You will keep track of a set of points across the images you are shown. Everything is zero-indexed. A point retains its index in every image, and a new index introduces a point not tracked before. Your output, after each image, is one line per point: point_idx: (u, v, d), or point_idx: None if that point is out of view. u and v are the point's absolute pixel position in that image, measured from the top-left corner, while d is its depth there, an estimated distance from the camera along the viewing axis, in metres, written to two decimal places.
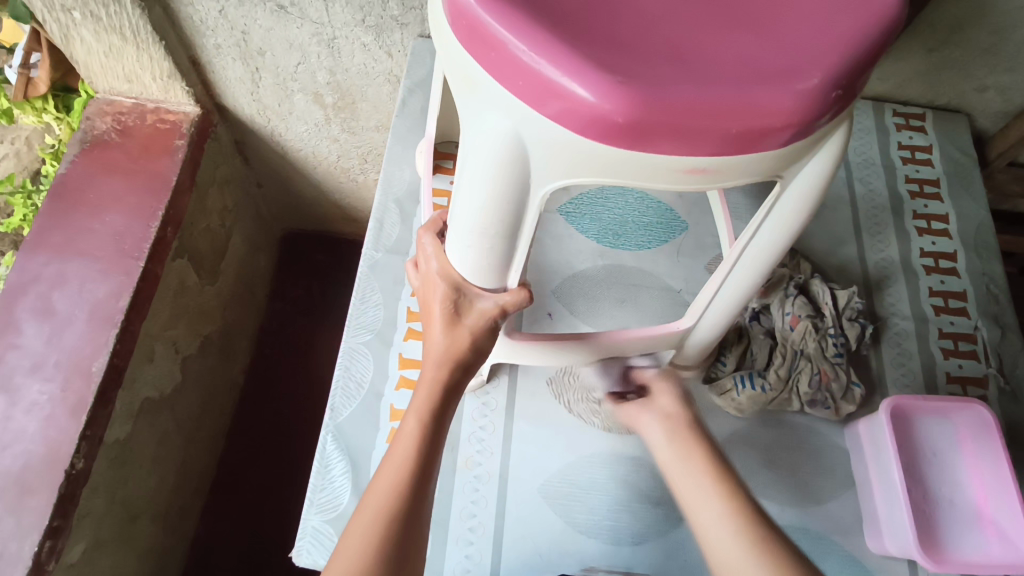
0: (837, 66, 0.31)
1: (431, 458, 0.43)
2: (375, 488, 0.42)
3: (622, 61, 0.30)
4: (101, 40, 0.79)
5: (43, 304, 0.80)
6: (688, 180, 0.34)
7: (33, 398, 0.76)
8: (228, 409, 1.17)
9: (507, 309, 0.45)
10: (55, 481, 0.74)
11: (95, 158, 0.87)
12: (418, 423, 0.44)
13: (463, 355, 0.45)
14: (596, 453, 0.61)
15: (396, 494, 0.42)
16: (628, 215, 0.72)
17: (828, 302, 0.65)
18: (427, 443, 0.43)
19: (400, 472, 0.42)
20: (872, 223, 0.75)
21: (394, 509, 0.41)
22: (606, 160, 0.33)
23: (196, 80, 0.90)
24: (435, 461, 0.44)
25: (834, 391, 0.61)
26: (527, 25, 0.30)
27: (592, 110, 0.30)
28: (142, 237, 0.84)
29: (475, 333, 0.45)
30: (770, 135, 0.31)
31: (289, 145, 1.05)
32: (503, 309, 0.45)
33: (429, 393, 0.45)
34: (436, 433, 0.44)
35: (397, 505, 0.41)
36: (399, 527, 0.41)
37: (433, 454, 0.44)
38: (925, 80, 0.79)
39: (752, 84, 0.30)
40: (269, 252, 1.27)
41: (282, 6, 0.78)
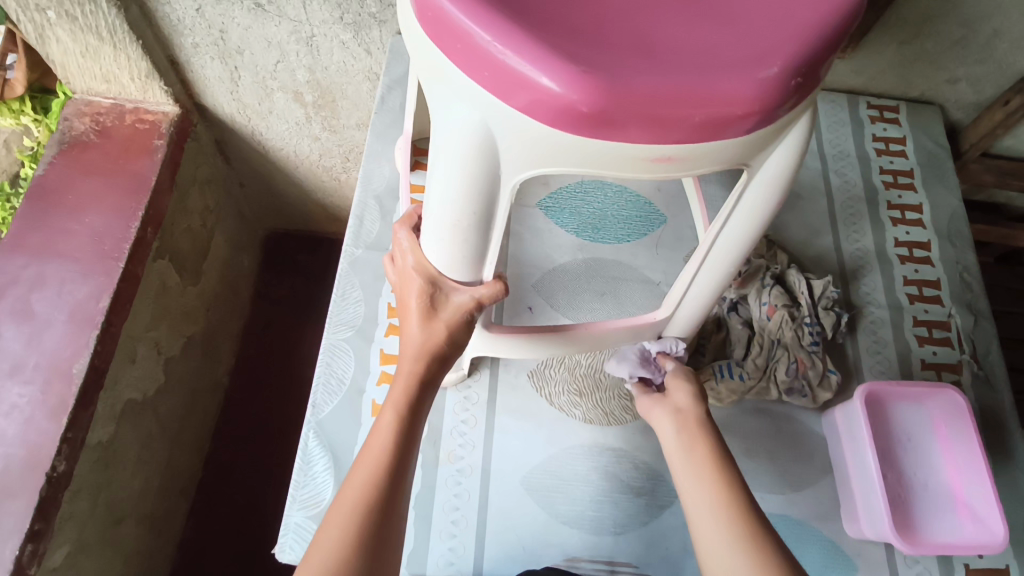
0: (797, 55, 0.32)
1: (407, 451, 0.44)
2: (351, 481, 0.42)
3: (586, 51, 0.30)
4: (77, 40, 0.79)
5: (21, 306, 0.79)
6: (654, 169, 0.34)
7: (12, 402, 0.75)
8: (213, 410, 1.17)
9: (482, 302, 0.45)
10: (36, 484, 0.74)
11: (73, 160, 0.86)
12: (394, 416, 0.44)
13: (439, 348, 0.46)
14: (578, 444, 0.61)
15: (371, 486, 0.42)
16: (607, 209, 0.73)
17: (804, 291, 0.66)
18: (404, 436, 0.43)
19: (376, 465, 0.42)
20: (848, 214, 0.76)
21: (369, 501, 0.41)
22: (573, 150, 0.33)
23: (175, 79, 0.90)
24: (412, 454, 0.44)
25: (811, 378, 0.62)
26: (491, 16, 0.30)
27: (557, 100, 0.30)
28: (122, 238, 0.84)
29: (452, 328, 0.45)
30: (732, 123, 0.32)
31: (270, 144, 1.04)
32: (478, 303, 0.45)
33: (406, 386, 0.45)
34: (412, 426, 0.44)
35: (374, 497, 0.41)
36: (375, 518, 0.41)
37: (409, 448, 0.44)
38: (898, 72, 0.81)
39: (713, 73, 0.31)
40: (252, 253, 1.27)
41: (259, 4, 0.78)
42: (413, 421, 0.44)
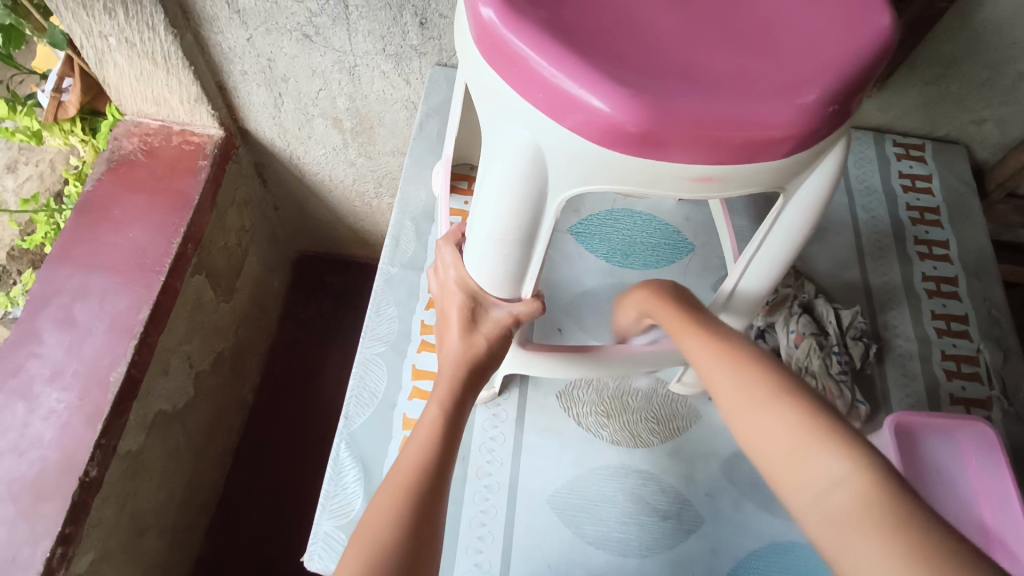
0: (832, 84, 0.33)
1: (448, 442, 0.43)
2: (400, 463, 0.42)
3: (634, 76, 0.32)
4: (133, 65, 0.84)
5: (64, 315, 0.82)
6: (695, 189, 0.36)
7: (51, 406, 0.78)
8: (237, 426, 1.18)
9: (523, 318, 0.47)
10: (69, 488, 0.75)
11: (120, 177, 0.90)
12: (439, 411, 0.44)
13: (477, 355, 0.47)
14: (604, 465, 0.62)
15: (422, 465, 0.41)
16: (636, 236, 0.74)
17: (832, 321, 0.66)
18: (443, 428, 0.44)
19: (424, 449, 0.42)
20: (875, 249, 0.77)
21: (419, 476, 0.41)
22: (618, 169, 0.35)
23: (221, 104, 0.94)
24: (454, 450, 0.43)
25: (839, 408, 0.62)
26: (546, 41, 0.33)
27: (606, 120, 0.32)
28: (164, 253, 0.87)
29: (494, 341, 0.47)
30: (771, 146, 0.33)
31: (306, 168, 1.08)
32: (519, 319, 0.46)
33: (445, 388, 0.46)
34: (456, 420, 0.45)
35: (418, 481, 0.41)
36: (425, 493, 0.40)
37: (450, 446, 0.43)
38: (925, 112, 0.82)
39: (754, 99, 0.32)
40: (282, 274, 1.30)
41: (307, 35, 0.82)
42: (455, 420, 0.44)
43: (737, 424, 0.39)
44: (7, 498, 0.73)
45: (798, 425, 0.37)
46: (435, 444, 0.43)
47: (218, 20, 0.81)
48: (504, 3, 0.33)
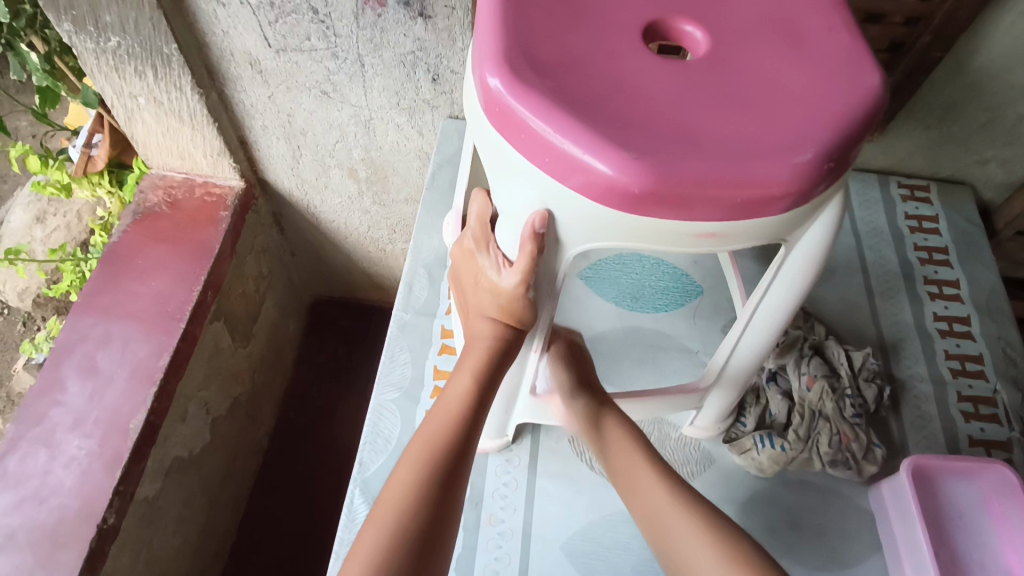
0: (826, 143, 0.35)
1: (449, 477, 0.41)
2: (399, 472, 0.42)
3: (635, 139, 0.34)
4: (160, 122, 0.89)
5: (87, 363, 0.84)
6: (699, 244, 0.37)
7: (72, 453, 0.79)
8: (251, 472, 1.19)
9: (532, 235, 0.37)
10: (86, 535, 0.76)
11: (144, 228, 0.94)
12: (451, 414, 0.44)
13: (506, 334, 0.44)
14: (618, 511, 0.61)
15: (423, 476, 0.41)
16: (645, 280, 0.75)
17: (844, 362, 0.66)
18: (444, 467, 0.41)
19: (426, 456, 0.42)
20: (885, 289, 0.78)
21: (422, 489, 0.40)
22: (623, 226, 0.36)
23: (243, 157, 0.98)
24: (459, 494, 0.42)
25: (855, 451, 0.62)
26: (551, 110, 0.35)
27: (609, 181, 0.34)
28: (184, 301, 0.89)
29: (517, 288, 0.40)
30: (769, 203, 0.35)
31: (322, 217, 1.12)
32: (531, 238, 0.38)
33: (449, 421, 0.43)
34: (470, 426, 0.44)
35: (421, 494, 0.40)
36: (426, 509, 0.40)
37: (461, 455, 0.43)
38: (927, 153, 0.84)
39: (752, 159, 0.34)
40: (297, 318, 1.32)
41: (325, 92, 0.86)
42: (458, 447, 0.42)
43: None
44: (27, 546, 0.74)
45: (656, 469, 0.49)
46: (435, 482, 0.41)
47: (242, 80, 0.85)
48: (511, 74, 0.36)
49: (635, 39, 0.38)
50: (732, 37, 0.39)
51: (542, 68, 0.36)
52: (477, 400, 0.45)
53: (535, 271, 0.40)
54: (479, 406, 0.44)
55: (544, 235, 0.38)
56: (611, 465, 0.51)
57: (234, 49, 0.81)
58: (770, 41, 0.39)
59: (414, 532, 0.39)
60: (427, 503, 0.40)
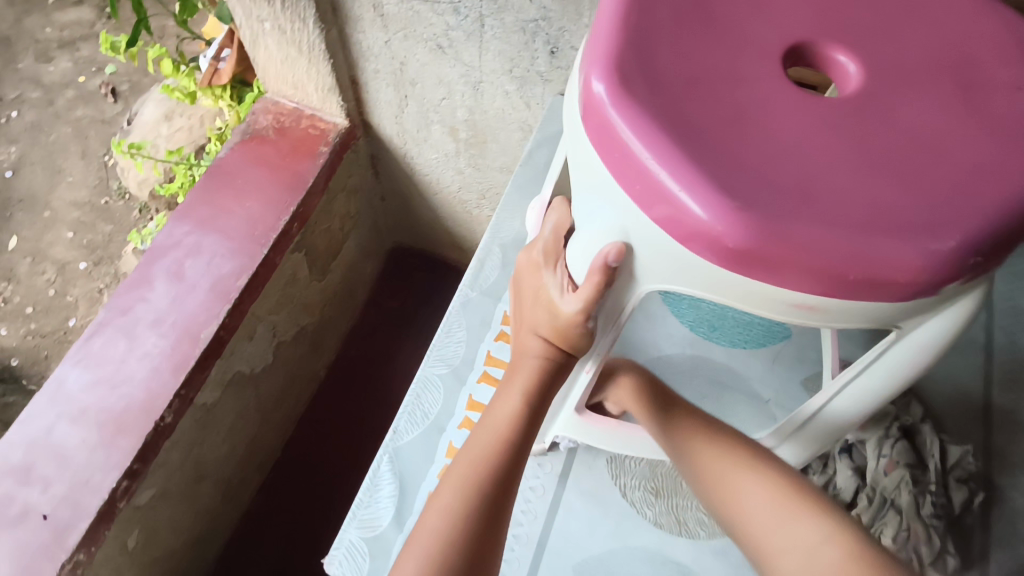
0: (973, 232, 0.29)
1: (491, 511, 0.40)
2: (436, 503, 0.40)
3: (742, 184, 0.29)
4: (281, 49, 0.90)
5: (175, 268, 0.89)
6: (789, 314, 0.32)
7: (147, 349, 0.84)
8: (305, 398, 1.24)
9: (603, 267, 0.34)
10: (144, 428, 0.81)
11: (249, 149, 0.97)
12: (493, 442, 0.41)
13: (556, 356, 0.41)
14: (642, 547, 0.58)
15: (459, 519, 0.39)
16: (729, 309, 0.69)
17: (935, 454, 0.58)
18: (487, 500, 0.39)
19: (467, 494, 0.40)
20: (1007, 379, 0.67)
21: (457, 533, 0.38)
22: (705, 276, 0.32)
23: (351, 97, 0.98)
24: (501, 529, 0.40)
25: (923, 555, 0.54)
26: (654, 131, 0.30)
27: (701, 227, 0.29)
28: (271, 227, 0.92)
29: (576, 315, 0.37)
30: (885, 288, 0.29)
31: (417, 169, 1.11)
32: (601, 271, 0.34)
33: (491, 447, 0.41)
34: (514, 460, 0.41)
35: (458, 539, 0.38)
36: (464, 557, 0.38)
37: (505, 491, 0.40)
38: None
39: (876, 234, 0.28)
40: (376, 260, 1.34)
41: (440, 46, 0.84)
42: (502, 486, 0.40)
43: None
44: (94, 425, 0.80)
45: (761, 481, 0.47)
46: (474, 524, 0.39)
47: (363, 21, 0.84)
48: (619, 82, 0.31)
49: (771, 64, 0.33)
50: (890, 80, 0.33)
51: (656, 78, 0.32)
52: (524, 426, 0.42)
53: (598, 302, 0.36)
54: (527, 432, 0.41)
55: (616, 269, 0.34)
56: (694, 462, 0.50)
57: None
58: (937, 92, 0.33)
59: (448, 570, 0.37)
60: (465, 539, 0.38)
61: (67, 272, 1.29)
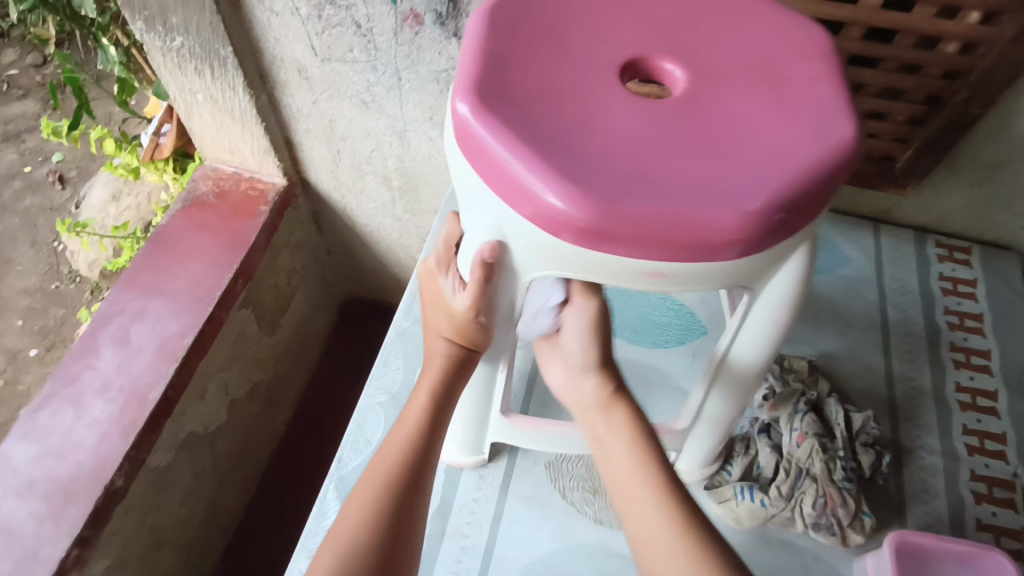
0: (783, 192, 0.33)
1: (406, 504, 0.43)
2: (354, 505, 0.43)
3: (586, 172, 0.33)
4: (215, 117, 0.95)
5: (121, 334, 0.91)
6: (648, 284, 0.36)
7: (95, 415, 0.85)
8: (265, 457, 1.24)
9: (481, 263, 0.38)
10: (94, 493, 0.80)
11: (191, 214, 1.00)
12: (404, 442, 0.45)
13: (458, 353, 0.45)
14: (583, 543, 0.61)
15: (376, 514, 0.42)
16: (648, 314, 0.74)
17: (840, 423, 0.63)
18: (401, 495, 0.43)
19: (380, 491, 0.43)
20: (904, 350, 0.74)
21: (374, 527, 0.42)
22: (571, 256, 0.36)
23: (287, 157, 1.03)
24: (415, 526, 0.44)
25: (841, 517, 0.59)
26: (510, 138, 0.35)
27: (557, 213, 0.34)
28: (216, 285, 0.95)
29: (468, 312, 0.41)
30: (718, 249, 0.33)
31: (358, 220, 1.16)
32: (480, 267, 0.38)
33: (403, 447, 0.44)
34: (425, 456, 0.45)
35: (377, 533, 0.42)
36: (380, 548, 0.41)
37: (415, 486, 0.44)
38: (971, 214, 0.79)
39: (702, 201, 0.32)
40: (328, 314, 1.37)
41: (364, 101, 0.90)
42: (413, 483, 0.44)
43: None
44: (42, 496, 0.80)
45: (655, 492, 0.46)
46: (389, 518, 0.42)
47: (290, 85, 0.90)
48: (478, 101, 0.36)
49: (610, 75, 0.38)
50: (713, 78, 0.38)
51: (510, 95, 0.36)
52: (432, 422, 0.46)
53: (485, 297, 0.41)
54: (434, 429, 0.45)
55: (494, 265, 0.39)
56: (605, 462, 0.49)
57: (284, 55, 0.86)
58: (752, 84, 0.38)
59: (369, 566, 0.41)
60: (383, 532, 0.42)
61: (19, 360, 1.28)
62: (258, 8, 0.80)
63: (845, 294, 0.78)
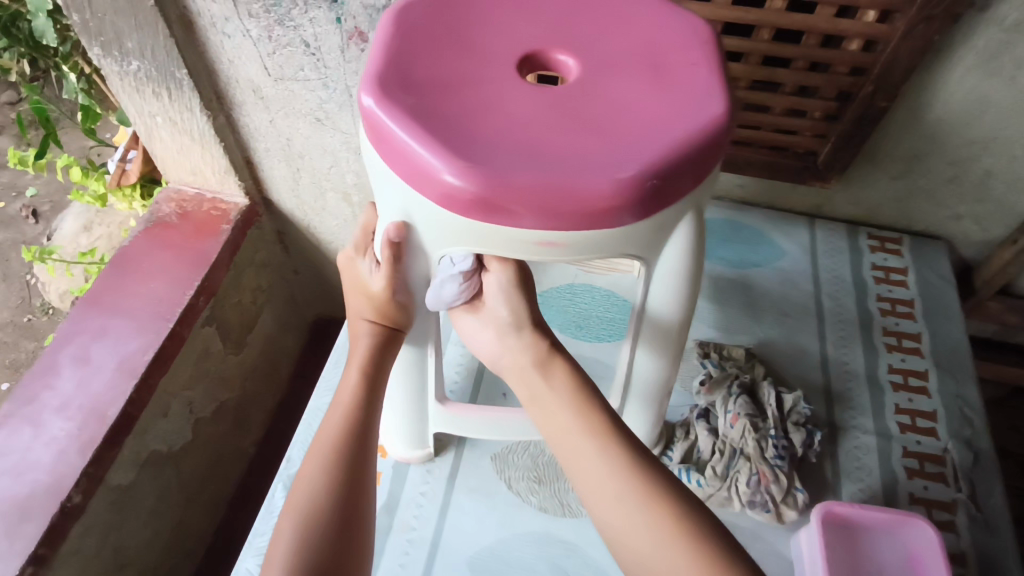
0: (652, 163, 0.37)
1: (353, 480, 0.46)
2: (302, 486, 0.46)
3: (477, 151, 0.37)
4: (175, 139, 0.98)
5: (81, 353, 0.91)
6: (542, 253, 0.40)
7: (53, 433, 0.85)
8: (235, 478, 1.24)
9: (389, 243, 0.43)
10: (51, 511, 0.80)
11: (153, 234, 1.02)
12: (341, 420, 0.48)
13: (381, 331, 0.49)
14: (528, 531, 0.62)
15: (323, 491, 0.45)
16: (593, 310, 0.77)
17: (772, 403, 0.65)
18: (347, 471, 0.46)
19: (325, 468, 0.46)
20: (838, 336, 0.76)
21: (320, 504, 0.45)
22: (470, 229, 0.40)
23: (248, 176, 1.06)
24: (367, 500, 0.47)
25: (774, 494, 0.61)
26: (409, 123, 0.38)
27: (454, 190, 0.37)
28: (177, 303, 0.96)
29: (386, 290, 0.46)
30: (597, 215, 0.37)
31: (321, 237, 1.18)
32: (389, 246, 0.43)
33: (343, 423, 0.48)
34: (365, 432, 0.49)
35: (325, 508, 0.45)
36: (329, 520, 0.44)
37: (358, 460, 0.47)
38: (898, 206, 0.83)
39: (579, 173, 0.37)
40: (298, 334, 1.38)
41: (319, 118, 0.93)
42: (354, 459, 0.47)
43: (634, 548, 0.44)
44: None
45: (623, 475, 0.46)
46: (338, 494, 0.45)
47: (246, 105, 0.93)
48: (381, 94, 0.39)
49: (506, 66, 0.42)
50: (600, 67, 0.42)
51: (412, 87, 0.40)
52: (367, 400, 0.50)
53: (398, 274, 0.45)
54: (369, 404, 0.49)
55: (402, 244, 0.43)
56: (562, 444, 0.49)
57: (239, 76, 0.89)
58: (635, 72, 0.42)
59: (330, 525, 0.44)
60: (332, 507, 0.45)
61: None
62: (211, 31, 0.83)
63: (781, 286, 0.81)
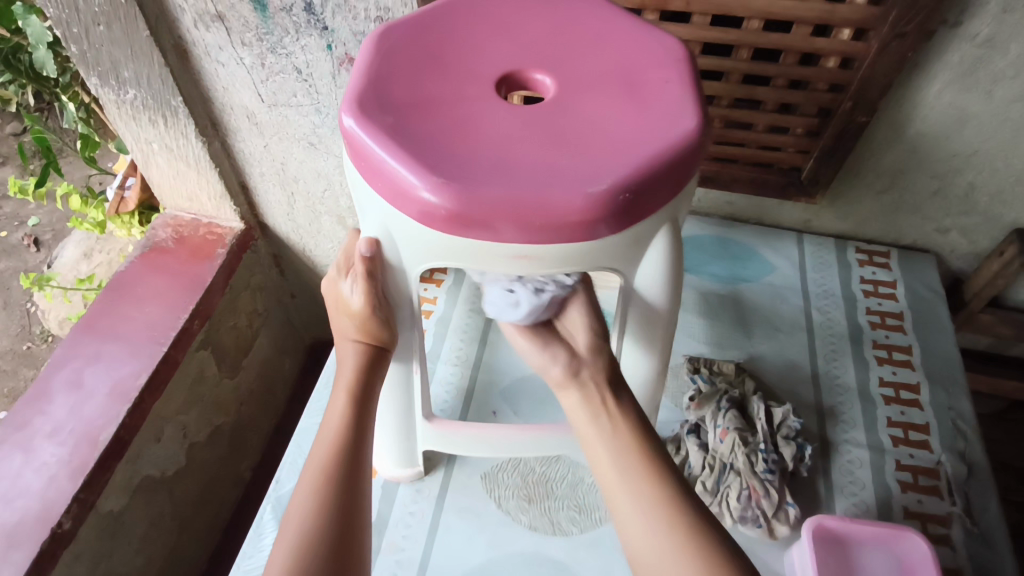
0: (623, 177, 0.38)
1: (344, 506, 0.46)
2: (291, 517, 0.46)
3: (452, 168, 0.38)
4: (171, 166, 0.99)
5: (74, 378, 0.92)
6: (518, 266, 0.41)
7: (44, 459, 0.85)
8: (231, 503, 1.23)
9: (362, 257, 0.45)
10: (39, 537, 0.80)
11: (149, 259, 1.03)
12: (330, 447, 0.48)
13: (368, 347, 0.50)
14: (518, 550, 0.61)
15: (312, 519, 0.45)
16: None
17: (762, 417, 0.65)
18: (337, 497, 0.46)
19: (313, 496, 0.46)
20: (828, 350, 0.76)
21: (310, 535, 0.44)
22: (447, 243, 0.40)
23: (244, 201, 1.07)
24: (360, 525, 0.46)
25: (765, 508, 0.60)
26: (387, 142, 0.39)
27: (431, 207, 0.38)
28: (171, 326, 0.97)
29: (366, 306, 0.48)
30: (570, 228, 0.38)
31: (317, 260, 1.18)
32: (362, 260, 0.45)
33: (331, 450, 0.48)
34: (354, 456, 0.48)
35: (319, 541, 0.44)
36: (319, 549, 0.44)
37: (351, 486, 0.47)
38: (885, 220, 0.83)
39: (552, 188, 0.37)
40: (295, 357, 1.38)
41: (312, 143, 0.94)
42: (345, 487, 0.46)
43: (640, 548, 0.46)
44: None
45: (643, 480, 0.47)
46: (329, 523, 0.45)
47: (241, 131, 0.95)
48: (361, 114, 0.40)
49: (483, 87, 0.43)
50: (575, 86, 0.43)
51: (391, 108, 0.41)
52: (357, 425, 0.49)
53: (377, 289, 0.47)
54: (356, 429, 0.49)
55: (375, 259, 0.45)
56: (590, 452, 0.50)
57: (232, 103, 0.91)
58: (611, 90, 0.43)
59: (331, 547, 0.44)
60: (324, 535, 0.44)
61: None
62: (205, 60, 0.85)
63: (771, 300, 0.81)
